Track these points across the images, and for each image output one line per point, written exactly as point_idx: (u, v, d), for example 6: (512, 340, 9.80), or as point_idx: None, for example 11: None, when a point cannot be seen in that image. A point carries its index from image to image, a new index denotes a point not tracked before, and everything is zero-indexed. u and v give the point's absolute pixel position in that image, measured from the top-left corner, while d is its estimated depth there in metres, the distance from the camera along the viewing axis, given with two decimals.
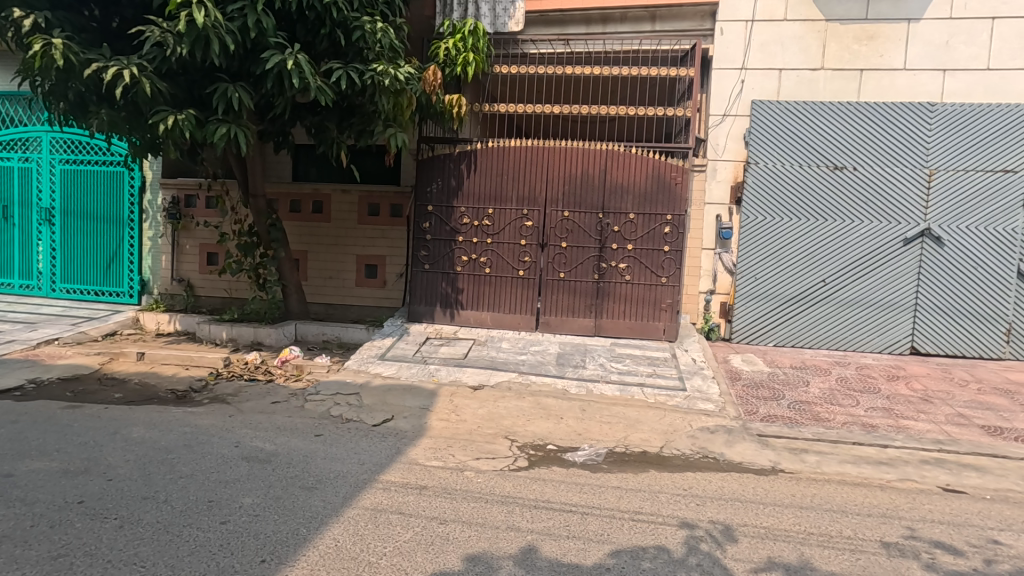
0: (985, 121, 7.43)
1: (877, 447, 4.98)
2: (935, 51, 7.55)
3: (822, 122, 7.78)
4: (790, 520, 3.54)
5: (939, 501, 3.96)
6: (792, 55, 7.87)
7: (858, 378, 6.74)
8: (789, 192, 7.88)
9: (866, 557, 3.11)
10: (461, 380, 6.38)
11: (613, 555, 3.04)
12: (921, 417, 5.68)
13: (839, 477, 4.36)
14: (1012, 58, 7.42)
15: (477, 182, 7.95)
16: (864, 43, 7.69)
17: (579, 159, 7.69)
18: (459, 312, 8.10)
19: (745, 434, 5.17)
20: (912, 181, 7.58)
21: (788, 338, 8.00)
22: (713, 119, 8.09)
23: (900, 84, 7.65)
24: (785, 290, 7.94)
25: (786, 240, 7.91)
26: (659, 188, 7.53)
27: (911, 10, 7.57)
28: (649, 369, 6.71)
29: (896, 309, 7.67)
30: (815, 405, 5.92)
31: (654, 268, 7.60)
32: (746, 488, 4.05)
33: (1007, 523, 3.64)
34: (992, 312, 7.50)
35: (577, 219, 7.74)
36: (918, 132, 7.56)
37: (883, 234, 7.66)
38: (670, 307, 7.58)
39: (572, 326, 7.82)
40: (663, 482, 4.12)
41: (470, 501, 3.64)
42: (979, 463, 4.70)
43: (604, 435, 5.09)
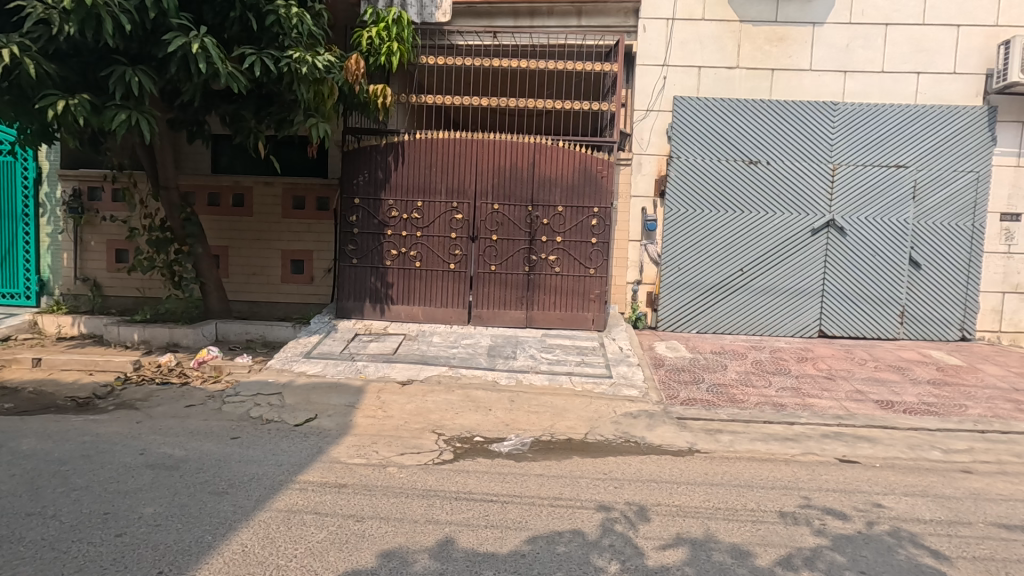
0: (880, 119, 8.04)
1: (784, 425, 5.31)
2: (837, 53, 8.09)
3: (738, 119, 8.17)
4: (699, 497, 3.72)
5: (835, 472, 4.27)
6: (710, 54, 8.21)
7: (771, 360, 7.16)
8: (709, 186, 8.24)
9: (765, 527, 3.32)
10: (389, 376, 6.29)
11: (529, 541, 3.09)
12: (824, 395, 6.11)
13: (749, 454, 4.62)
14: (902, 62, 8.06)
15: (405, 175, 7.83)
16: (775, 44, 8.13)
17: (508, 152, 7.71)
18: (389, 307, 7.97)
19: (665, 417, 5.40)
20: (818, 175, 8.10)
21: (709, 325, 8.38)
22: (637, 114, 8.33)
23: (807, 83, 8.15)
24: (706, 278, 8.31)
25: (707, 231, 8.27)
26: (586, 180, 7.67)
27: (816, 14, 8.06)
28: (578, 358, 6.86)
29: (805, 295, 8.20)
30: (731, 387, 6.24)
31: (583, 260, 7.74)
32: (663, 469, 4.22)
33: (891, 488, 3.98)
34: (888, 296, 8.15)
35: (507, 211, 7.77)
36: (823, 129, 8.08)
37: (793, 225, 8.15)
38: (598, 298, 7.76)
39: (504, 319, 7.87)
40: (585, 467, 4.23)
41: (390, 496, 3.60)
42: (872, 435, 5.11)
43: (532, 424, 5.16)
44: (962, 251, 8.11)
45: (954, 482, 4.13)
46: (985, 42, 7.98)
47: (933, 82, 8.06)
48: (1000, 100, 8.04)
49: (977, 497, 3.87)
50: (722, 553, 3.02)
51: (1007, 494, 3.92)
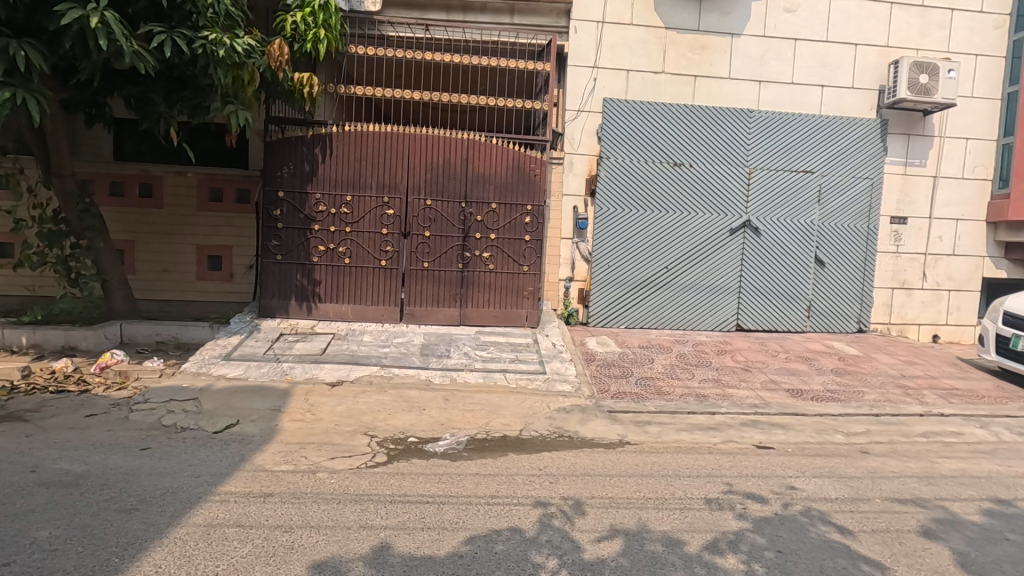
0: (791, 127, 8.64)
1: (707, 414, 5.60)
2: (753, 64, 8.61)
3: (664, 122, 8.50)
4: (631, 488, 3.84)
5: (753, 458, 4.55)
6: (638, 58, 8.49)
7: (694, 353, 7.52)
8: (637, 186, 8.52)
9: (692, 514, 3.48)
10: (317, 377, 6.04)
11: (467, 542, 3.06)
12: (742, 385, 6.50)
13: (676, 444, 4.83)
14: (809, 75, 8.70)
15: (333, 168, 7.54)
16: (697, 52, 8.54)
17: (440, 147, 7.60)
18: (317, 305, 7.65)
19: (597, 411, 5.54)
20: (735, 178, 8.59)
21: (637, 320, 8.67)
22: (569, 114, 8.48)
23: (727, 90, 8.61)
24: (634, 276, 8.60)
25: (635, 230, 8.56)
26: (519, 178, 7.71)
27: (734, 25, 8.54)
28: (512, 355, 6.90)
29: (724, 291, 8.68)
30: (658, 380, 6.51)
31: (516, 257, 7.77)
32: (596, 463, 4.32)
33: (802, 470, 4.30)
34: (796, 292, 8.79)
35: (440, 208, 7.67)
36: (741, 134, 8.58)
37: (713, 225, 8.60)
38: (531, 295, 7.82)
39: (437, 317, 7.77)
40: (521, 464, 4.26)
41: (320, 503, 3.45)
42: (784, 422, 5.50)
43: (467, 422, 5.13)
44: (858, 250, 8.89)
45: (855, 462, 4.52)
46: (878, 61, 8.77)
47: (835, 95, 8.75)
48: (890, 114, 8.87)
49: (874, 475, 4.25)
50: (654, 542, 3.13)
51: (899, 471, 4.34)
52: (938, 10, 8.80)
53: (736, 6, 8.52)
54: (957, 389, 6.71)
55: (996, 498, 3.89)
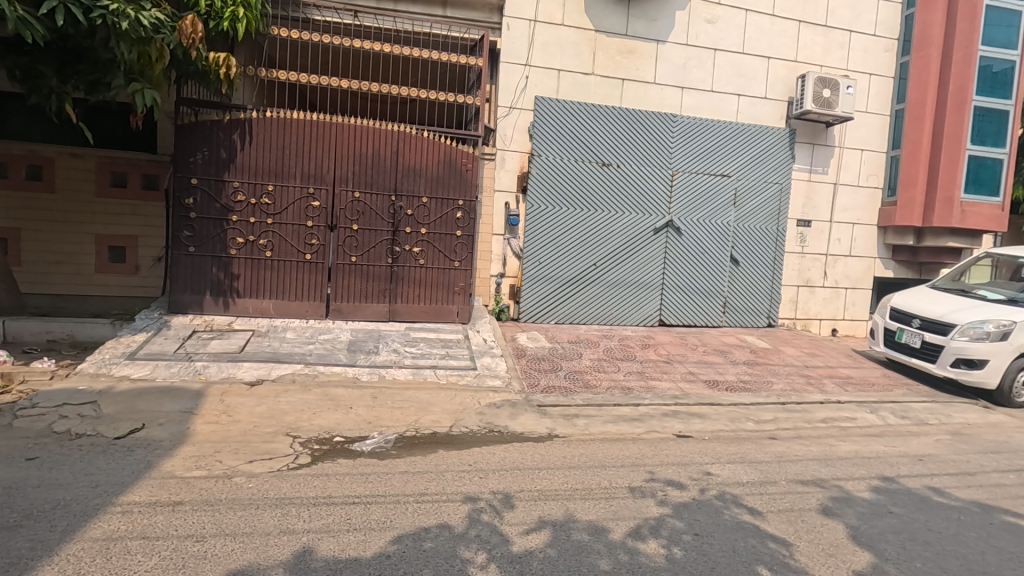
0: (710, 133, 9.12)
1: (631, 406, 5.82)
2: (676, 70, 9.00)
3: (594, 123, 8.72)
4: (559, 480, 3.92)
5: (674, 446, 4.78)
6: (568, 58, 8.64)
7: (620, 348, 7.78)
8: (567, 184, 8.68)
9: (617, 502, 3.60)
10: (235, 377, 5.71)
11: (395, 541, 3.00)
12: (664, 377, 6.81)
13: (602, 436, 4.98)
14: (727, 84, 9.21)
15: (254, 156, 7.15)
16: (625, 56, 8.81)
17: (370, 138, 7.38)
18: (235, 300, 7.24)
19: (527, 406, 5.61)
20: (659, 180, 8.96)
21: (566, 316, 8.85)
22: (501, 110, 8.49)
23: (652, 94, 8.94)
24: (564, 272, 8.77)
25: (565, 227, 8.72)
26: (450, 173, 7.63)
27: (660, 32, 8.88)
28: (443, 351, 6.84)
29: (648, 288, 9.04)
30: (586, 374, 6.69)
31: (448, 253, 7.70)
32: (525, 456, 4.37)
33: (717, 457, 4.56)
34: (714, 289, 9.30)
35: (369, 200, 7.46)
36: (665, 138, 8.95)
37: (638, 225, 8.92)
38: (463, 290, 7.78)
39: (366, 313, 7.56)
40: (451, 460, 4.23)
41: (237, 510, 3.26)
42: (702, 411, 5.81)
43: (396, 420, 5.03)
44: (769, 251, 9.53)
45: (764, 448, 4.85)
46: (788, 74, 9.43)
47: (750, 104, 9.32)
48: (798, 124, 9.56)
49: (781, 459, 4.58)
50: (580, 531, 3.21)
51: (802, 454, 4.70)
52: (839, 30, 9.57)
53: (662, 14, 8.86)
54: (851, 377, 7.36)
55: (882, 476, 4.31)
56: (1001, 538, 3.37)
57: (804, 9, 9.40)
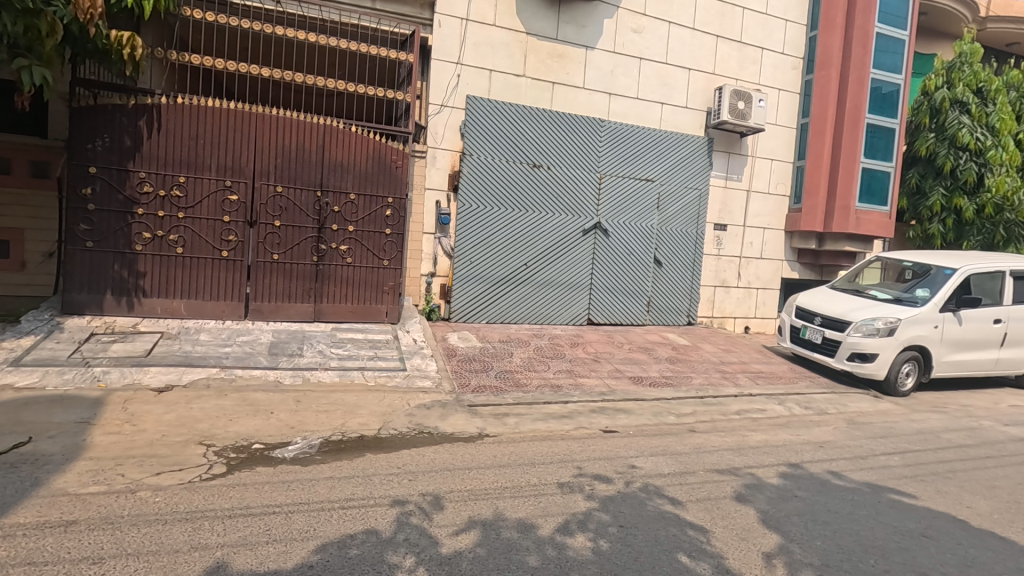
0: (636, 138, 9.48)
1: (560, 404, 5.94)
2: (604, 77, 9.27)
3: (525, 124, 8.81)
4: (489, 479, 3.92)
5: (601, 442, 4.92)
6: (500, 59, 8.68)
7: (550, 346, 7.91)
8: (499, 184, 8.71)
9: (546, 498, 3.66)
10: (140, 383, 5.28)
11: (318, 550, 2.88)
12: (592, 375, 7.00)
13: (532, 433, 5.04)
14: (651, 93, 9.59)
15: (163, 145, 6.66)
16: (556, 60, 8.97)
17: (294, 130, 7.06)
18: (141, 300, 6.71)
19: (458, 406, 5.59)
20: (588, 182, 9.20)
21: (497, 316, 8.88)
22: (432, 108, 8.40)
23: (581, 99, 9.16)
24: (495, 272, 8.79)
25: (496, 227, 8.75)
26: (380, 170, 7.44)
27: (589, 38, 9.10)
28: (371, 352, 6.66)
29: (577, 288, 9.25)
30: (516, 372, 6.76)
31: (376, 251, 7.51)
32: (454, 457, 4.35)
33: (641, 450, 4.74)
34: (638, 288, 9.66)
35: (292, 195, 7.13)
36: (593, 142, 9.19)
37: (568, 226, 9.11)
38: (392, 290, 7.61)
39: (288, 313, 7.23)
40: (379, 463, 4.13)
41: (140, 527, 3.01)
42: (627, 407, 6.02)
43: (320, 424, 4.84)
44: (689, 253, 10.03)
45: (685, 440, 5.10)
46: (706, 86, 9.97)
47: (672, 113, 9.76)
48: (715, 134, 10.12)
49: (699, 450, 4.82)
50: (509, 529, 3.22)
51: (718, 445, 4.98)
52: (752, 47, 10.23)
53: (591, 21, 9.09)
54: (762, 372, 7.89)
55: (788, 462, 4.65)
56: (888, 515, 3.72)
57: (722, 25, 9.97)
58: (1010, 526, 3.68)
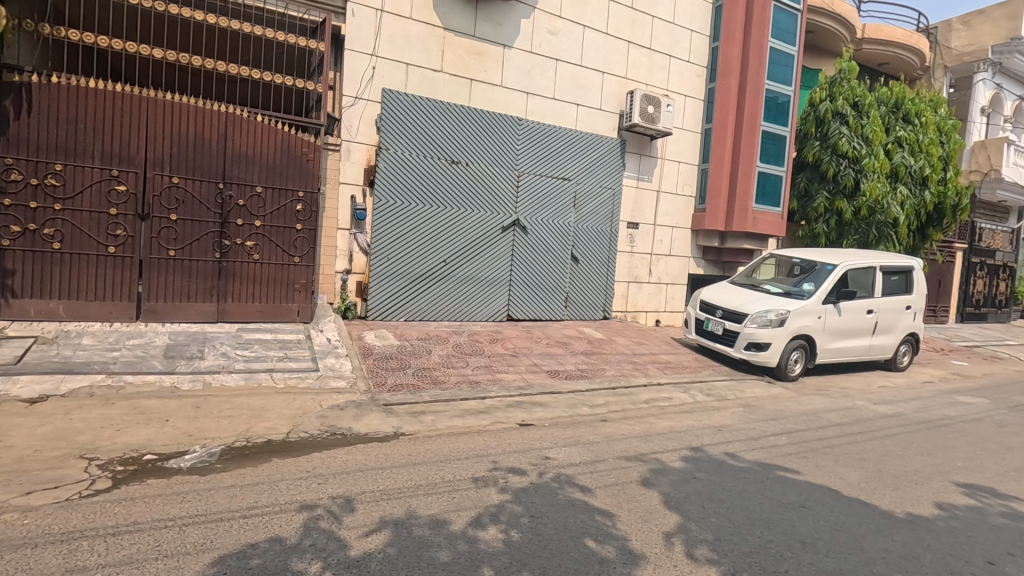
0: (553, 138, 9.69)
1: (478, 399, 5.98)
2: (521, 76, 9.38)
3: (442, 119, 8.74)
4: (403, 478, 3.88)
5: (516, 435, 5.00)
6: (417, 53, 8.56)
7: (469, 342, 7.93)
8: (416, 180, 8.59)
9: (460, 494, 3.68)
10: (7, 394, 4.72)
11: (215, 563, 2.73)
12: (510, 370, 7.09)
13: (448, 430, 5.04)
14: (567, 94, 9.83)
15: (34, 128, 6.01)
16: (473, 57, 8.97)
17: (192, 117, 6.59)
18: (10, 301, 6.02)
19: (373, 405, 5.48)
20: (507, 180, 9.29)
21: (415, 313, 8.76)
22: (346, 100, 8.12)
23: (499, 97, 9.23)
24: (413, 269, 8.67)
25: (413, 223, 8.62)
26: (289, 162, 7.11)
27: (506, 37, 9.18)
28: (280, 353, 6.36)
29: (496, 284, 9.32)
30: (435, 370, 6.71)
31: (286, 247, 7.17)
32: (368, 457, 4.26)
33: (554, 441, 4.88)
34: (556, 284, 9.89)
35: (190, 187, 6.65)
36: (511, 140, 9.30)
37: (487, 223, 9.16)
38: (304, 288, 7.30)
39: (187, 313, 6.74)
40: (286, 468, 3.96)
41: (4, 553, 2.70)
42: (544, 400, 6.17)
43: (222, 430, 4.57)
44: (604, 250, 10.40)
45: (597, 430, 5.30)
46: (619, 89, 10.36)
47: (587, 114, 10.07)
48: (627, 136, 10.56)
49: (610, 439, 5.03)
50: (420, 527, 3.21)
51: (627, 433, 5.22)
52: (661, 54, 10.76)
53: (508, 20, 9.17)
54: (669, 362, 8.35)
55: (690, 446, 4.96)
56: (774, 490, 4.08)
57: (633, 32, 10.41)
58: (874, 493, 4.15)
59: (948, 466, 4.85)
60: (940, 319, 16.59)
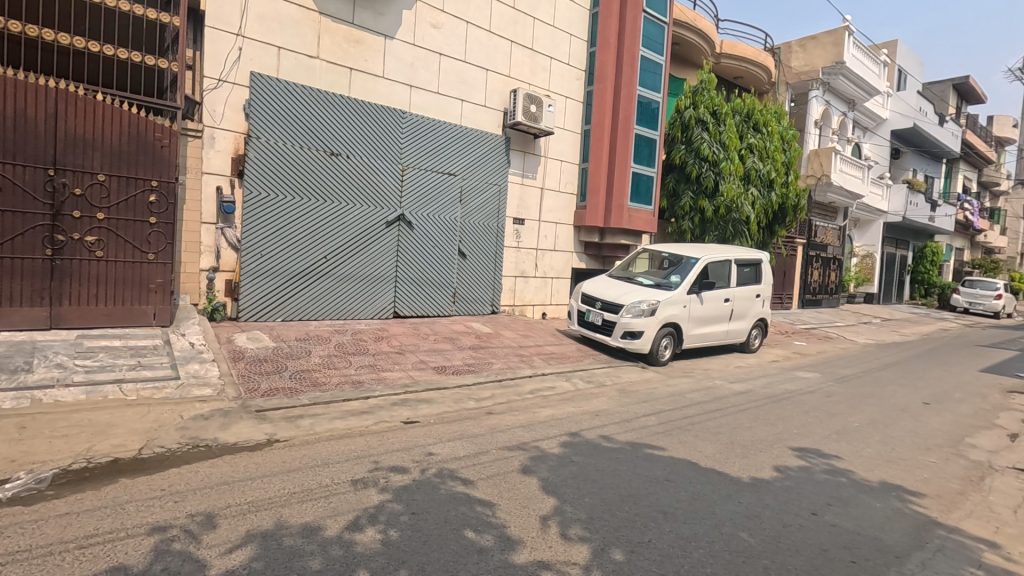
0: (438, 132, 9.62)
1: (360, 400, 5.79)
2: (404, 68, 9.19)
3: (320, 109, 8.31)
4: (274, 487, 3.66)
5: (400, 433, 4.92)
6: (289, 37, 8.06)
7: (352, 342, 7.65)
8: (291, 171, 8.10)
9: (337, 498, 3.55)
10: None
11: None
12: (396, 368, 6.95)
13: (327, 433, 4.83)
14: (451, 89, 9.80)
15: None
16: (352, 45, 8.63)
17: (11, 91, 5.67)
18: None
19: (243, 413, 5.10)
20: (390, 174, 9.07)
21: (294, 312, 8.27)
22: (208, 82, 7.44)
23: (381, 89, 8.97)
24: (291, 266, 8.18)
25: (290, 217, 8.13)
26: (138, 148, 6.37)
27: (387, 27, 8.93)
28: (131, 361, 5.69)
29: (381, 281, 9.08)
30: (314, 371, 6.39)
31: (137, 243, 6.42)
32: (235, 469, 3.95)
33: (438, 437, 4.86)
34: (444, 280, 9.85)
35: (10, 172, 5.73)
36: (394, 133, 9.08)
37: (370, 217, 8.88)
38: (161, 288, 6.59)
39: (10, 319, 5.82)
40: (135, 489, 3.56)
41: None
42: (429, 396, 6.13)
43: (56, 452, 4.00)
44: (491, 245, 10.55)
45: (481, 422, 5.37)
46: (503, 87, 10.54)
47: (472, 110, 10.12)
48: (512, 134, 10.78)
49: (494, 431, 5.12)
50: (291, 536, 3.05)
51: (511, 424, 5.35)
52: (542, 56, 11.10)
53: (389, 10, 8.93)
54: (554, 353, 8.68)
55: (569, 432, 5.19)
56: (642, 467, 4.41)
57: (515, 32, 10.62)
58: (726, 462, 4.64)
59: (786, 433, 5.55)
60: (786, 305, 18.88)
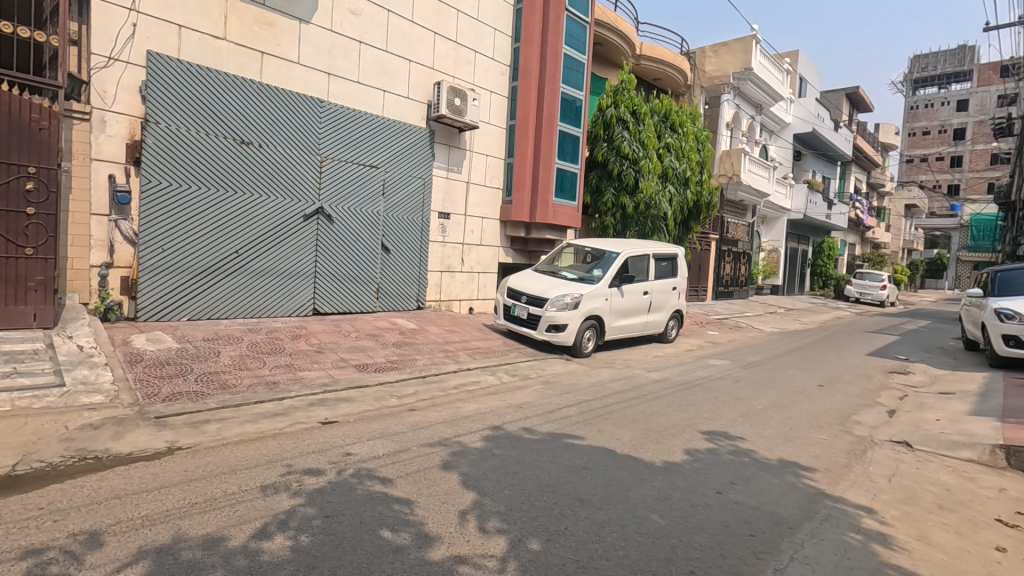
0: (359, 123, 9.32)
1: (274, 401, 5.51)
2: (321, 54, 8.81)
3: (228, 94, 7.81)
4: (172, 499, 3.41)
5: (316, 435, 4.73)
6: (192, 15, 7.50)
7: (267, 341, 7.27)
8: (196, 160, 7.57)
9: (243, 506, 3.36)
10: None
11: None
12: (314, 367, 6.68)
13: (236, 438, 4.56)
14: (372, 79, 9.52)
15: None
16: (263, 27, 8.16)
17: None
18: None
19: (140, 420, 4.71)
20: (307, 165, 8.69)
21: (201, 310, 7.73)
22: (96, 59, 6.79)
23: (296, 75, 8.55)
24: (197, 261, 7.64)
25: (195, 209, 7.59)
26: (11, 130, 5.71)
27: (302, 11, 8.51)
28: (5, 368, 5.10)
29: (299, 277, 8.69)
30: (223, 373, 6.02)
31: (12, 236, 5.77)
32: (128, 481, 3.65)
33: (357, 436, 4.73)
34: (366, 275, 9.58)
35: None
36: (311, 122, 8.70)
37: (285, 210, 8.46)
38: (42, 286, 5.95)
39: None
40: (6, 509, 3.20)
41: None
42: (349, 395, 5.94)
43: None
44: (415, 239, 10.37)
45: (402, 420, 5.27)
46: (426, 79, 10.37)
47: (394, 102, 9.87)
48: (436, 126, 10.63)
49: (415, 428, 5.04)
50: (190, 550, 2.85)
51: (433, 420, 5.29)
52: (466, 48, 11.02)
53: None
54: (479, 348, 8.67)
55: (492, 426, 5.21)
56: (561, 457, 4.50)
57: (438, 23, 10.47)
58: (641, 448, 4.83)
59: (697, 418, 5.87)
60: (701, 297, 19.95)
